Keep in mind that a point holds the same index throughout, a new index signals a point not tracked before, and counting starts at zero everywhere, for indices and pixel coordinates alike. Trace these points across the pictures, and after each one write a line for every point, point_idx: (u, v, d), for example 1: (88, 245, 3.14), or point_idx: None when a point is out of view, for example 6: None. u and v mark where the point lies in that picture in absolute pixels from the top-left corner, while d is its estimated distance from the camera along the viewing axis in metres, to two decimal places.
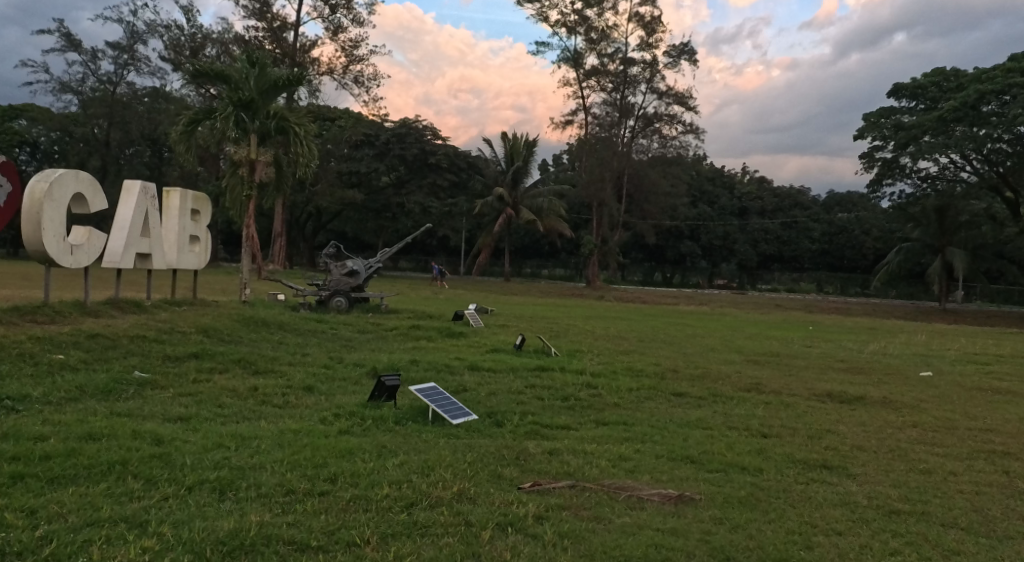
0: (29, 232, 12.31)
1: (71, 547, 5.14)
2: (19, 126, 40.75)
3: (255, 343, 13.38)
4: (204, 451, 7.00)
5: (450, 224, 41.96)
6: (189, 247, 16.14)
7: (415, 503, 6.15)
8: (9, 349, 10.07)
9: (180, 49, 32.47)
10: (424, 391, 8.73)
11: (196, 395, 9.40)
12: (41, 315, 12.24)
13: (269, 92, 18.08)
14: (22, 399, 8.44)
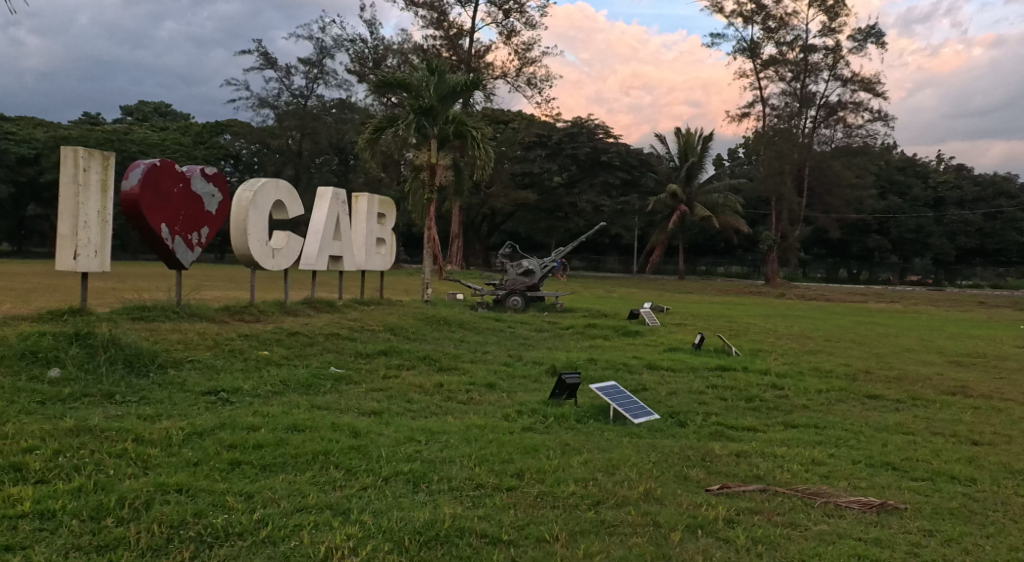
0: (236, 238, 13.37)
1: (285, 530, 5.49)
2: (224, 141, 44.30)
3: (439, 341, 13.88)
4: (397, 444, 7.34)
5: (622, 222, 41.78)
6: (377, 249, 16.95)
7: (601, 501, 6.17)
8: (223, 346, 10.99)
9: (365, 62, 34.30)
10: (604, 389, 8.73)
11: (387, 391, 9.88)
12: (248, 314, 13.28)
13: (447, 98, 18.68)
14: (235, 392, 9.18)
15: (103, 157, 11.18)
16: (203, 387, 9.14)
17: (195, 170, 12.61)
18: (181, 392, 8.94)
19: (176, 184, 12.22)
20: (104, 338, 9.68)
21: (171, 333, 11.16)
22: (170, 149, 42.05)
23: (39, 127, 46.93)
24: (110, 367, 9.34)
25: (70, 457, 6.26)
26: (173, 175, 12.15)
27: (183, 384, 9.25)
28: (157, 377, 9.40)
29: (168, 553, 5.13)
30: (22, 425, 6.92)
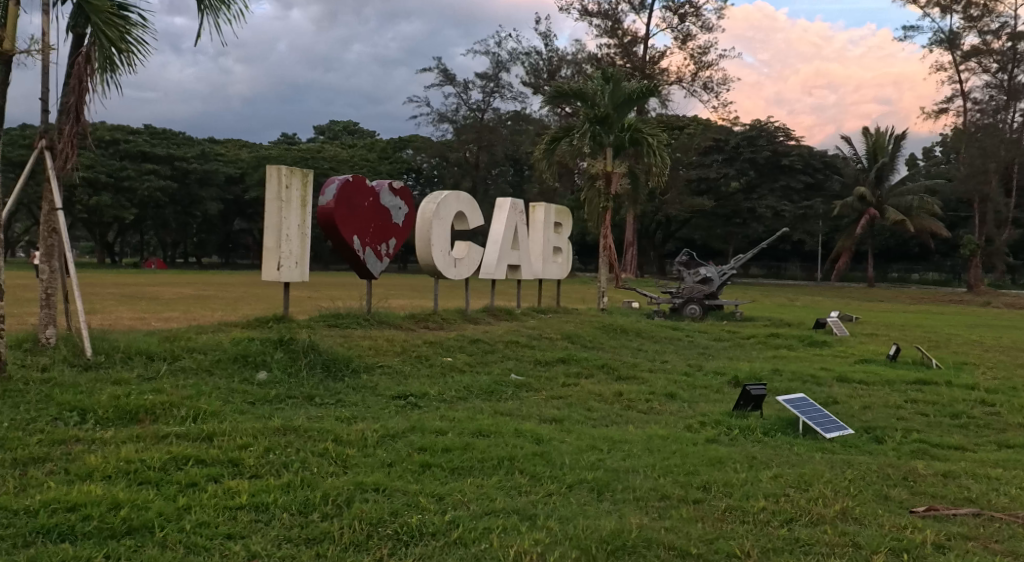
0: (421, 248, 13.93)
1: (476, 532, 5.63)
2: (406, 155, 46.24)
3: (617, 349, 13.84)
4: (580, 451, 7.37)
5: (805, 227, 40.03)
6: (553, 258, 17.14)
7: (794, 518, 5.93)
8: (410, 352, 11.48)
9: (540, 73, 34.83)
10: (793, 402, 8.39)
11: (567, 398, 9.96)
12: (432, 322, 13.78)
13: (623, 106, 18.61)
14: (422, 396, 9.55)
15: (303, 174, 11.97)
16: (393, 391, 9.58)
17: (384, 185, 13.27)
18: (374, 396, 9.41)
19: (367, 198, 12.89)
20: (305, 344, 10.35)
21: (363, 339, 11.79)
22: (358, 165, 44.48)
23: (244, 148, 51.05)
24: (310, 371, 9.99)
25: (279, 455, 6.71)
26: (364, 190, 12.82)
27: (375, 388, 9.74)
28: (351, 381, 9.94)
29: (369, 549, 5.35)
30: (237, 423, 7.50)
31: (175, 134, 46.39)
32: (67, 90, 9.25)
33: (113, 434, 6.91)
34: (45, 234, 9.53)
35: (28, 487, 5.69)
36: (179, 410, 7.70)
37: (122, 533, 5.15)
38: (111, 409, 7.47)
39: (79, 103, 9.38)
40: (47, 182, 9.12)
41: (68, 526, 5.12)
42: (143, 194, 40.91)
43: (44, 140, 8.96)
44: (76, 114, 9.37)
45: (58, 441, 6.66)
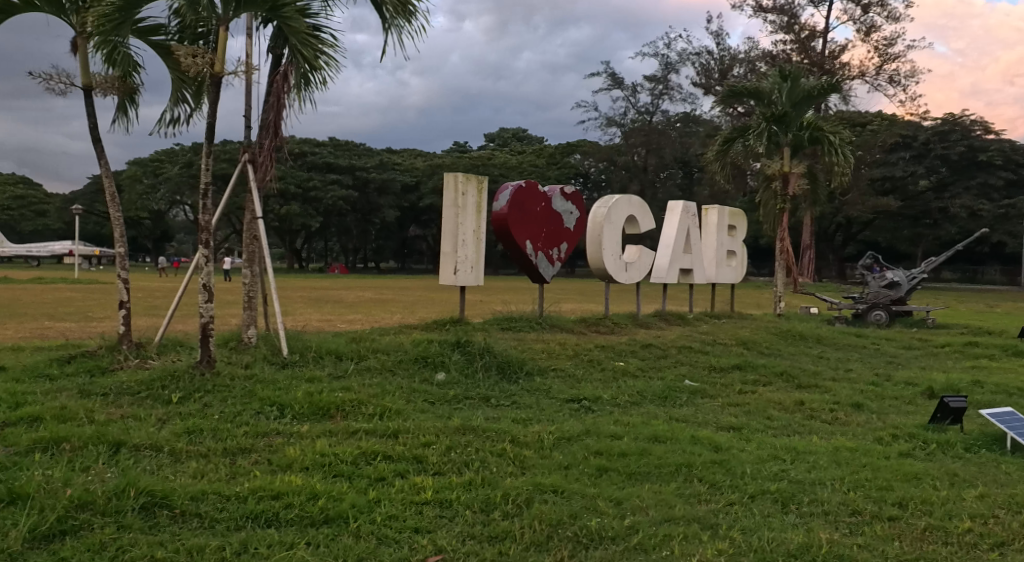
0: (592, 252, 13.96)
1: (656, 539, 5.56)
2: (575, 160, 46.48)
3: (796, 357, 13.28)
4: (761, 461, 7.12)
5: (1005, 228, 36.92)
6: (727, 261, 16.72)
7: (1005, 543, 5.49)
8: (582, 356, 11.52)
9: (711, 73, 34.11)
10: (999, 416, 7.76)
11: (744, 406, 9.67)
12: (603, 326, 13.76)
13: (802, 103, 17.82)
14: (596, 400, 9.54)
15: (478, 181, 12.26)
16: (567, 395, 9.63)
17: (556, 190, 13.38)
18: (548, 399, 9.50)
19: (539, 203, 13.06)
20: (481, 346, 10.63)
21: (536, 343, 11.96)
22: (527, 171, 45.17)
23: (419, 156, 53.09)
24: (486, 372, 10.23)
25: (460, 453, 6.91)
26: (536, 195, 12.99)
27: (548, 391, 9.83)
28: (526, 384, 10.07)
29: (550, 550, 5.41)
30: (420, 422, 7.78)
31: (357, 145, 48.89)
32: (267, 107, 9.98)
33: (309, 429, 7.35)
34: (248, 241, 10.30)
35: (236, 475, 6.14)
36: (367, 408, 8.09)
37: (320, 523, 5.44)
38: (307, 405, 7.95)
39: (277, 119, 10.11)
40: (249, 192, 9.85)
41: (273, 513, 5.46)
42: (328, 203, 43.40)
43: (247, 154, 9.69)
44: (274, 129, 10.11)
45: (261, 433, 7.17)
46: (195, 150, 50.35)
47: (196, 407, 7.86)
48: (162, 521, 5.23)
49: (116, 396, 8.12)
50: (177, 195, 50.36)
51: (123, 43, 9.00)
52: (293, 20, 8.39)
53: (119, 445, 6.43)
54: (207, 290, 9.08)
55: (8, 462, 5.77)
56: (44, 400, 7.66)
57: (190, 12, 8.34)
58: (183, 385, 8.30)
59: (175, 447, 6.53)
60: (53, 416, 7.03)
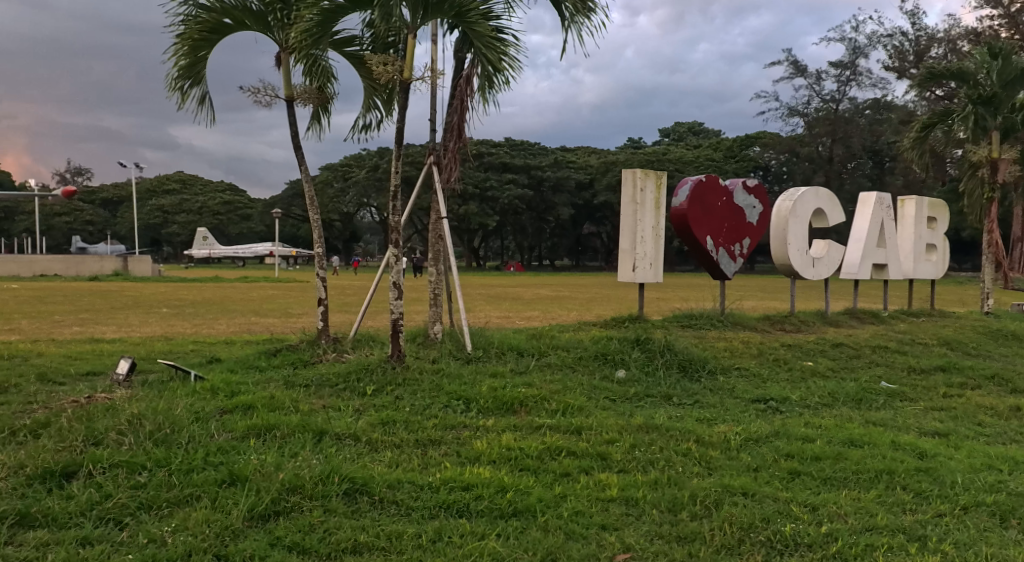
0: (777, 247, 13.43)
1: (857, 548, 5.29)
2: (754, 153, 44.94)
3: (1008, 358, 12.19)
4: (973, 470, 6.60)
5: None
6: (926, 256, 15.63)
7: None
8: (768, 355, 11.12)
9: (906, 56, 32.00)
10: None
11: (951, 410, 8.98)
12: (789, 324, 13.22)
13: (1014, 82, 16.23)
14: (784, 401, 9.17)
15: (657, 176, 12.10)
16: (752, 394, 9.32)
17: (738, 183, 12.96)
18: (733, 399, 9.22)
19: (721, 197, 12.71)
20: (662, 343, 10.49)
21: (718, 341, 11.67)
22: (703, 166, 44.19)
23: (593, 154, 53.14)
24: (666, 370, 10.06)
25: (644, 452, 6.85)
26: (718, 189, 12.66)
27: (733, 391, 9.55)
28: (708, 382, 9.83)
29: (742, 554, 5.27)
30: (603, 418, 7.78)
31: (532, 145, 49.64)
32: (451, 110, 10.32)
33: (494, 423, 7.53)
34: (433, 240, 10.69)
35: (428, 465, 6.38)
36: (549, 404, 8.18)
37: (510, 515, 5.56)
38: (492, 399, 8.15)
39: (461, 121, 10.44)
40: (435, 192, 10.23)
41: (465, 503, 5.64)
42: (504, 202, 44.38)
43: (432, 156, 10.05)
44: (458, 131, 10.45)
45: (450, 425, 7.42)
46: (381, 155, 52.91)
47: (389, 399, 8.23)
48: (363, 507, 5.51)
49: (317, 387, 8.66)
50: (365, 197, 53.19)
51: (322, 55, 9.56)
52: (477, 24, 8.64)
53: (322, 433, 6.85)
54: (397, 288, 9.51)
55: (227, 445, 6.27)
56: (255, 390, 8.29)
57: (383, 23, 8.76)
58: (376, 378, 8.73)
59: (371, 438, 6.87)
60: (262, 405, 7.58)
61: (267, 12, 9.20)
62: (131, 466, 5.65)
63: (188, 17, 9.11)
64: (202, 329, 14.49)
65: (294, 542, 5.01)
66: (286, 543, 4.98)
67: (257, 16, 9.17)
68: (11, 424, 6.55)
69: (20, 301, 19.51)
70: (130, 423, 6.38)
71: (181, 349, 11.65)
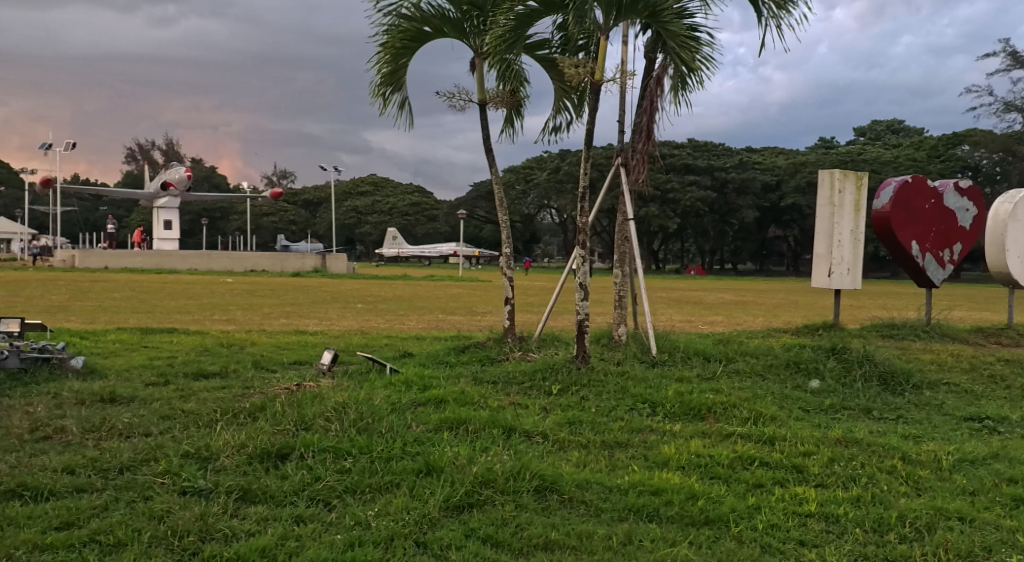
0: (993, 254, 12.35)
1: None
2: (962, 152, 41.64)
3: None
4: None
5: None
6: None
7: None
8: (981, 370, 10.22)
9: None
10: None
11: None
12: (1006, 337, 12.12)
13: None
14: (1002, 420, 8.39)
15: (858, 177, 11.40)
16: (965, 413, 8.60)
17: (949, 184, 11.98)
18: (942, 416, 8.55)
19: (927, 200, 11.84)
20: (860, 354, 9.92)
21: (923, 353, 10.89)
22: (904, 166, 41.48)
23: (781, 155, 51.20)
24: (865, 383, 9.46)
25: (845, 467, 6.49)
26: (925, 192, 11.80)
27: (942, 407, 8.86)
28: (913, 396, 9.17)
29: None
30: (796, 429, 7.45)
31: (716, 146, 48.49)
32: (641, 111, 10.24)
33: (682, 428, 7.39)
34: (619, 242, 10.63)
35: (615, 467, 6.35)
36: (739, 411, 7.93)
37: (701, 523, 5.43)
38: (678, 404, 8.01)
39: (650, 122, 10.34)
40: (623, 194, 10.17)
41: (654, 508, 5.56)
42: (686, 204, 43.62)
43: (620, 158, 10.00)
44: (647, 132, 10.35)
45: (636, 429, 7.35)
46: (562, 157, 53.46)
47: (574, 399, 8.27)
48: (553, 505, 5.56)
49: (504, 384, 8.85)
50: (546, 199, 53.90)
51: (515, 60, 9.75)
52: (671, 23, 8.52)
53: (511, 430, 6.99)
54: (583, 288, 9.54)
55: (422, 437, 6.52)
56: (446, 384, 8.59)
57: (575, 25, 8.82)
58: (562, 378, 8.80)
59: (558, 436, 6.93)
60: (454, 399, 7.83)
61: (464, 19, 9.49)
62: (337, 451, 6.00)
63: (392, 27, 9.56)
64: (394, 324, 15.20)
65: (488, 534, 5.12)
66: (480, 534, 5.10)
67: (454, 24, 9.50)
68: (232, 406, 7.13)
69: (236, 294, 21.29)
70: (335, 411, 6.78)
71: (377, 343, 12.26)
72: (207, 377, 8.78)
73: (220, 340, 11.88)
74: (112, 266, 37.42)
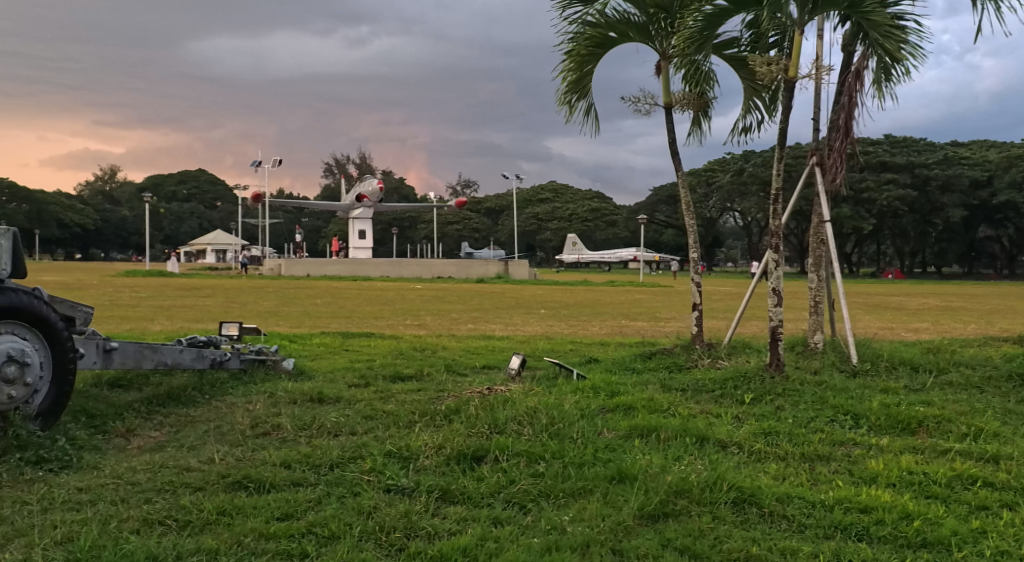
0: None
1: None
2: None
3: None
4: None
5: None
6: None
7: None
8: None
9: None
10: None
11: None
12: None
13: None
14: None
15: None
16: None
17: None
18: None
19: None
20: None
21: None
22: None
23: (991, 148, 47.29)
24: None
25: None
26: None
27: None
28: None
29: None
30: (1022, 447, 6.79)
31: (917, 141, 45.51)
32: (838, 107, 9.73)
33: (889, 442, 6.92)
34: (815, 245, 10.11)
35: (817, 481, 6.04)
36: (956, 426, 7.33)
37: (918, 546, 5.06)
38: (885, 417, 7.51)
39: (848, 119, 9.79)
40: (818, 195, 9.69)
41: (864, 526, 5.24)
42: (882, 205, 41.20)
43: (815, 156, 9.52)
44: (846, 130, 9.82)
45: (838, 441, 6.97)
46: (747, 158, 51.98)
47: (769, 409, 7.95)
48: (752, 518, 5.35)
49: (694, 392, 8.64)
50: (729, 202, 52.56)
51: (703, 61, 9.54)
52: (874, 12, 8.02)
53: (704, 439, 6.81)
54: (776, 294, 9.15)
55: (614, 443, 6.49)
56: (633, 391, 8.51)
57: (768, 20, 8.51)
58: (754, 387, 8.48)
59: (755, 447, 6.68)
60: (643, 406, 7.75)
61: (650, 22, 9.37)
62: (531, 456, 6.08)
63: (577, 35, 9.64)
64: (579, 329, 15.33)
65: (685, 546, 5.00)
66: (677, 545, 4.99)
67: (640, 28, 9.41)
68: (429, 408, 7.40)
69: (426, 299, 22.27)
70: (528, 416, 6.87)
71: (563, 348, 12.36)
72: (403, 379, 9.18)
73: (414, 343, 12.42)
74: (313, 273, 40.07)
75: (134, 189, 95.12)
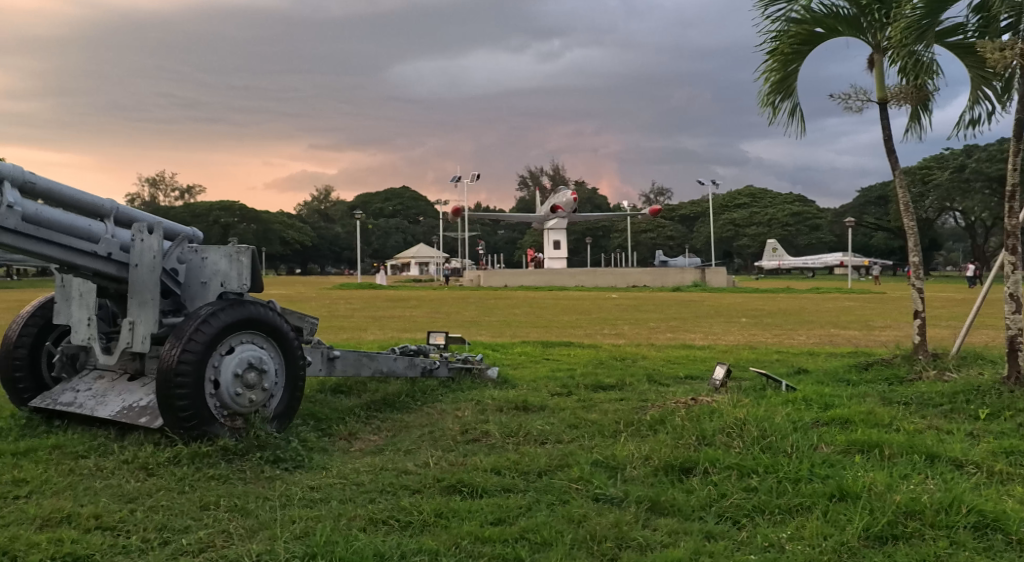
0: None
1: None
2: None
3: None
4: None
5: None
6: None
7: None
8: None
9: None
10: None
11: None
12: None
13: None
14: None
15: None
16: None
17: None
18: None
19: None
20: None
21: None
22: None
23: None
24: None
25: None
26: None
27: None
28: None
29: None
30: None
31: None
32: None
33: None
34: None
35: None
36: None
37: None
38: None
39: None
40: None
41: None
42: None
43: None
44: None
45: None
46: (968, 153, 47.91)
47: (1010, 426, 7.21)
48: (997, 546, 4.87)
49: (919, 406, 8.01)
50: (949, 201, 48.63)
51: (923, 51, 8.89)
52: None
53: (934, 457, 6.29)
54: (1014, 300, 8.29)
55: (832, 458, 6.14)
56: (849, 403, 8.02)
57: (999, 1, 7.76)
58: (990, 402, 7.74)
59: (995, 468, 6.08)
60: (861, 419, 7.29)
61: (861, 14, 8.87)
62: (742, 469, 5.88)
63: (781, 33, 9.27)
64: (784, 339, 14.70)
65: None
66: None
67: (849, 21, 8.92)
68: (633, 418, 7.35)
69: (624, 308, 22.19)
70: (736, 428, 6.66)
71: (768, 358, 11.89)
72: (605, 388, 9.16)
73: (612, 353, 12.38)
74: (511, 283, 41.10)
75: (346, 208, 101.90)
